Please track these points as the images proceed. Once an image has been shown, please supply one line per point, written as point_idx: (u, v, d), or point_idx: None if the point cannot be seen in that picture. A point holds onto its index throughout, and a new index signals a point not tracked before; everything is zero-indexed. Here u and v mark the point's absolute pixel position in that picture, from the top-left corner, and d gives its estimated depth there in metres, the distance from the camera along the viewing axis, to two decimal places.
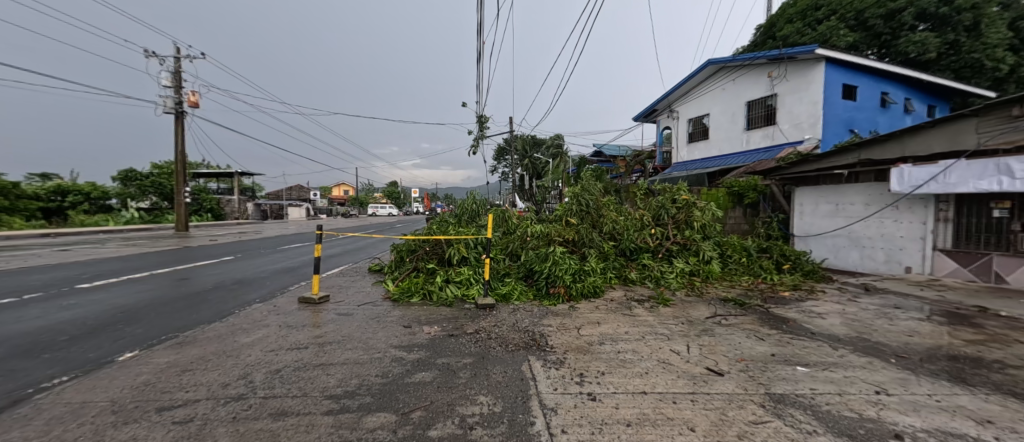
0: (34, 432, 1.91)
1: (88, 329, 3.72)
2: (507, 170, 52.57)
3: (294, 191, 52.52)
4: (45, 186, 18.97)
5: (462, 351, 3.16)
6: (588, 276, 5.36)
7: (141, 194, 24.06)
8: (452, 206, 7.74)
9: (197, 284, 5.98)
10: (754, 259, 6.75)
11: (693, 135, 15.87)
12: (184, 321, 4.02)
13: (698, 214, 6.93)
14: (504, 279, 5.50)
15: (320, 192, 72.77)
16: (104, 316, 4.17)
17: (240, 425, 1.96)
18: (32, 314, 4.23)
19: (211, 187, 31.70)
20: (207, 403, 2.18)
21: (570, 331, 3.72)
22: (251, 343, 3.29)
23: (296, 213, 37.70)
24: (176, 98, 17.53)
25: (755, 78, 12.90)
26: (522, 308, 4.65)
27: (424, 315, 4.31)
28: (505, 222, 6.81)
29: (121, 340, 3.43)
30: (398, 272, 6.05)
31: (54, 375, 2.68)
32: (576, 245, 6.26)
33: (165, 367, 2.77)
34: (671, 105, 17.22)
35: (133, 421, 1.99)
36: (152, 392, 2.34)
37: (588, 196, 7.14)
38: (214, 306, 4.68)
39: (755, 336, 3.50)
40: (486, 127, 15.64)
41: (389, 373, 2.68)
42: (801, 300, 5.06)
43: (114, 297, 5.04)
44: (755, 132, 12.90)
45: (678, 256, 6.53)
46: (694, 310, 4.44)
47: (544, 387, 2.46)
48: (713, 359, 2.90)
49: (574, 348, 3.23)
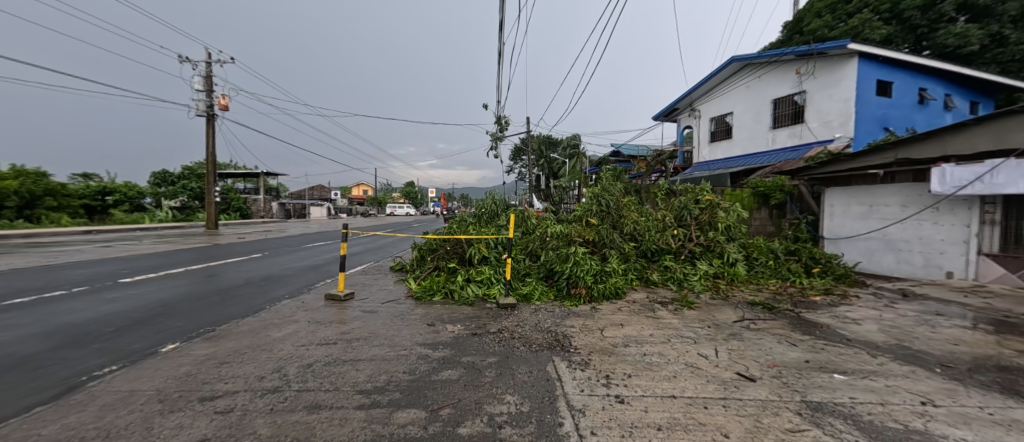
0: (88, 418, 2.03)
1: (133, 321, 3.96)
2: (522, 169, 53.13)
3: (317, 191, 54.19)
4: (89, 186, 20.18)
5: (485, 350, 3.18)
6: (610, 276, 5.31)
7: (174, 194, 25.21)
8: (471, 206, 7.82)
9: (228, 281, 6.21)
10: (781, 262, 6.54)
11: (716, 135, 15.49)
12: (219, 315, 4.20)
13: (722, 215, 6.77)
14: (524, 279, 5.53)
15: (342, 192, 74.96)
16: (144, 310, 4.38)
17: (277, 417, 2.03)
18: (80, 306, 4.50)
19: (238, 187, 33.08)
20: (245, 395, 2.27)
21: (593, 332, 3.70)
22: (282, 337, 3.40)
23: (318, 212, 39.04)
24: (207, 101, 18.29)
25: (782, 75, 12.49)
26: (543, 308, 4.64)
27: (446, 314, 4.36)
28: (524, 222, 6.86)
29: (162, 332, 3.60)
30: (420, 270, 6.16)
31: (103, 363, 2.84)
32: (596, 246, 6.22)
33: (204, 358, 2.89)
34: (692, 103, 16.86)
35: (178, 410, 2.09)
36: (193, 382, 2.45)
37: (608, 196, 7.08)
38: (246, 302, 4.86)
39: (787, 341, 3.39)
40: (504, 127, 15.63)
41: (416, 370, 2.72)
42: (834, 304, 4.88)
43: (153, 292, 5.28)
44: (782, 131, 12.48)
45: (701, 258, 6.38)
46: (720, 313, 4.35)
47: (570, 388, 2.45)
48: (744, 364, 2.82)
49: (598, 349, 3.21)
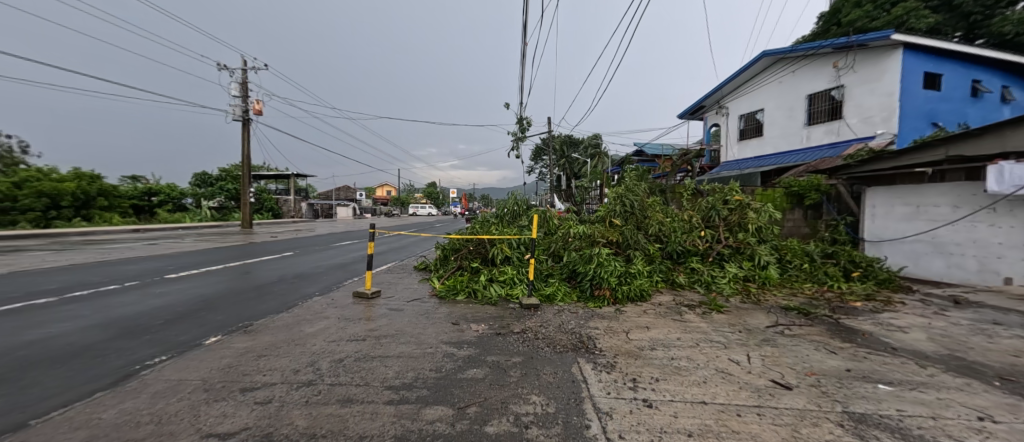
0: (142, 404, 2.18)
1: (179, 314, 4.21)
2: (543, 169, 53.00)
3: (343, 192, 55.96)
4: (137, 188, 21.61)
5: (509, 350, 3.19)
6: (635, 278, 5.21)
7: (213, 195, 26.66)
8: (493, 207, 7.87)
9: (262, 277, 6.50)
10: (817, 265, 6.24)
11: (745, 132, 14.94)
12: (255, 311, 4.40)
13: (753, 216, 6.52)
14: (547, 280, 5.51)
15: (366, 192, 77.07)
16: (188, 304, 4.66)
17: (312, 409, 2.11)
18: (131, 299, 4.83)
19: (270, 188, 34.62)
20: (282, 387, 2.37)
21: (618, 334, 3.64)
22: (314, 333, 3.53)
23: (344, 212, 40.31)
24: (243, 106, 19.22)
25: (818, 69, 11.90)
26: (567, 310, 4.62)
27: (470, 313, 4.41)
28: (547, 222, 6.86)
29: (205, 325, 3.81)
30: (443, 270, 6.25)
31: (154, 354, 3.04)
32: (620, 247, 6.12)
33: (243, 351, 3.04)
34: (720, 100, 16.33)
35: (222, 400, 2.21)
36: (235, 374, 2.59)
37: (632, 196, 6.95)
38: (280, 298, 5.08)
39: (825, 348, 3.24)
40: (525, 127, 15.63)
41: (442, 368, 2.76)
42: (876, 311, 4.60)
43: (195, 287, 5.60)
44: (818, 128, 11.90)
45: (730, 260, 6.16)
46: (752, 318, 4.19)
47: (596, 390, 2.43)
48: (779, 372, 2.71)
49: (623, 351, 3.16)
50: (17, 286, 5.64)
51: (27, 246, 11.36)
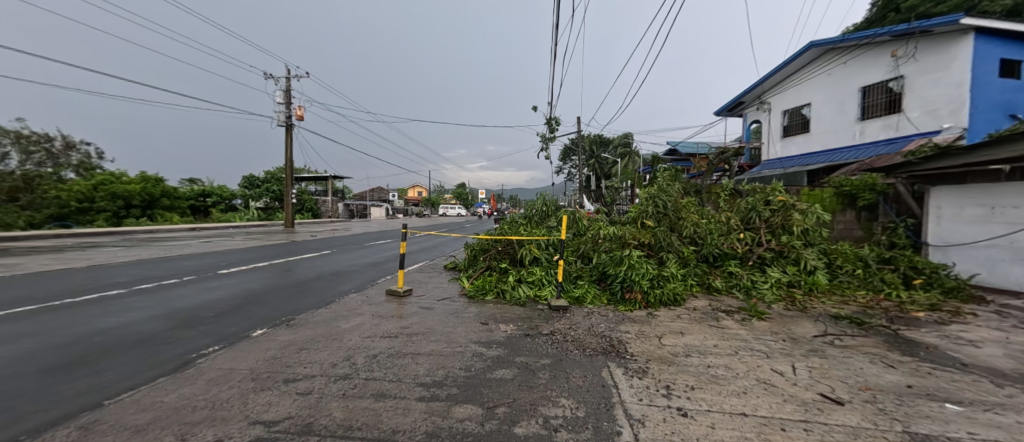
0: (198, 389, 2.36)
1: (230, 307, 4.54)
2: (572, 169, 52.52)
3: (377, 193, 58.08)
4: (194, 189, 23.47)
5: (538, 351, 3.18)
6: (668, 281, 5.03)
7: (259, 196, 28.46)
8: (521, 207, 7.90)
9: (303, 274, 6.87)
10: (872, 271, 5.76)
11: (789, 129, 14.08)
12: (297, 306, 4.66)
13: (798, 217, 6.12)
14: (576, 281, 5.45)
15: (398, 193, 79.54)
16: (238, 298, 5.00)
17: (349, 402, 2.20)
18: (189, 293, 5.27)
19: (311, 189, 36.55)
20: (321, 379, 2.49)
21: (650, 339, 3.53)
22: (350, 329, 3.67)
23: (378, 212, 41.81)
24: (287, 112, 20.40)
25: (873, 59, 11.02)
26: (596, 312, 4.54)
27: (499, 313, 4.43)
28: (576, 223, 6.82)
29: (252, 318, 4.08)
30: (472, 270, 6.32)
31: (208, 343, 3.29)
32: (652, 249, 5.93)
33: (286, 344, 3.22)
34: (762, 95, 15.49)
35: (267, 389, 2.35)
36: (279, 365, 2.75)
37: (666, 197, 6.71)
38: (319, 294, 5.34)
39: (881, 361, 2.98)
40: (554, 128, 15.54)
41: (471, 367, 2.79)
42: (942, 322, 4.18)
43: (243, 282, 6.01)
44: (873, 122, 11.01)
45: (773, 265, 5.81)
46: (797, 326, 3.93)
47: (627, 396, 2.37)
48: (828, 385, 2.53)
49: (656, 357, 3.06)
50: (95, 278, 6.29)
51: (103, 242, 12.65)
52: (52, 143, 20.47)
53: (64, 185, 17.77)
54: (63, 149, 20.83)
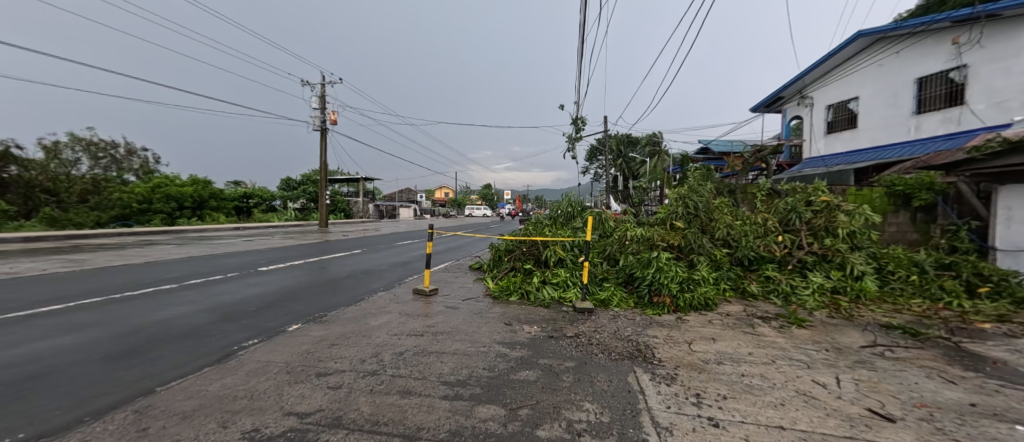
0: (239, 380, 2.51)
1: (269, 302, 4.80)
2: (599, 169, 51.72)
3: (406, 194, 59.62)
4: (238, 191, 25.00)
5: (562, 354, 3.15)
6: (699, 285, 4.84)
7: (296, 197, 29.91)
8: (547, 208, 7.87)
9: (335, 273, 7.15)
10: (929, 278, 5.30)
11: (834, 125, 13.23)
12: (329, 303, 4.85)
13: (843, 219, 5.72)
14: (602, 284, 5.36)
15: (426, 194, 81.30)
16: (275, 294, 5.28)
17: (376, 398, 2.26)
18: (232, 288, 5.61)
19: (343, 190, 38.03)
20: (351, 375, 2.57)
21: (679, 345, 3.41)
22: (379, 326, 3.78)
23: (406, 213, 42.89)
24: (321, 117, 21.32)
25: (929, 48, 10.19)
26: (622, 315, 4.44)
27: (523, 315, 4.42)
28: (602, 224, 6.72)
29: (288, 314, 4.28)
30: (497, 270, 6.35)
31: (248, 337, 3.48)
32: (682, 251, 5.74)
33: (319, 339, 3.36)
34: (803, 89, 14.65)
35: (301, 382, 2.46)
36: (312, 359, 2.87)
37: (697, 197, 6.45)
38: (349, 292, 5.54)
39: (940, 376, 2.73)
40: (580, 128, 15.36)
41: (495, 368, 2.80)
42: (1013, 335, 3.78)
43: (281, 279, 6.34)
44: (930, 116, 10.17)
45: (815, 269, 5.45)
46: (842, 336, 3.67)
47: (654, 403, 2.29)
48: (877, 400, 2.34)
49: (686, 364, 2.95)
50: (151, 273, 6.82)
51: (159, 240, 13.69)
52: (116, 150, 22.41)
53: (126, 188, 19.42)
54: (126, 154, 22.77)
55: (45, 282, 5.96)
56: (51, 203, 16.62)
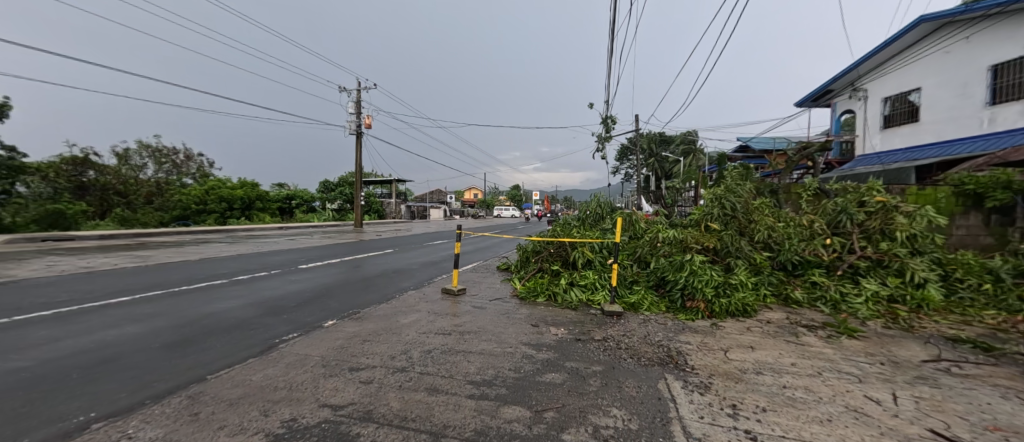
0: (279, 371, 2.66)
1: (307, 298, 5.06)
2: (631, 169, 50.51)
3: (436, 195, 60.98)
4: (281, 193, 26.53)
5: (589, 357, 3.10)
6: (736, 290, 4.60)
7: (334, 198, 31.37)
8: (575, 209, 7.78)
9: (368, 271, 7.41)
10: (1006, 288, 4.75)
11: (891, 119, 12.18)
12: (362, 300, 5.04)
13: (903, 221, 5.23)
14: (632, 287, 5.22)
15: (456, 195, 82.71)
16: (313, 291, 5.56)
17: (405, 394, 2.31)
18: (275, 284, 5.97)
19: (377, 192, 39.46)
20: (381, 370, 2.66)
21: (714, 352, 3.26)
22: (408, 324, 3.88)
23: (436, 213, 43.82)
24: (357, 122, 22.21)
25: (1006, 32, 9.19)
26: (653, 320, 4.30)
27: (550, 316, 4.39)
28: (632, 226, 6.57)
29: (325, 310, 4.49)
30: (524, 271, 6.34)
31: (288, 331, 3.68)
32: (718, 254, 5.48)
33: (352, 335, 3.50)
34: (855, 81, 13.59)
35: (334, 376, 2.57)
36: (346, 354, 2.99)
37: (734, 197, 6.09)
38: (381, 290, 5.73)
39: (1019, 397, 2.43)
40: (610, 127, 15.06)
41: (521, 369, 2.79)
42: None
43: (318, 277, 6.66)
44: (1007, 108, 9.15)
45: (868, 276, 5.03)
46: (900, 348, 3.36)
47: (686, 412, 2.20)
48: (940, 420, 2.13)
49: (721, 372, 2.81)
50: (205, 269, 7.38)
51: (212, 239, 14.77)
52: (177, 155, 24.45)
53: (185, 190, 21.14)
54: (185, 159, 24.79)
55: (116, 276, 6.60)
56: (122, 204, 18.39)
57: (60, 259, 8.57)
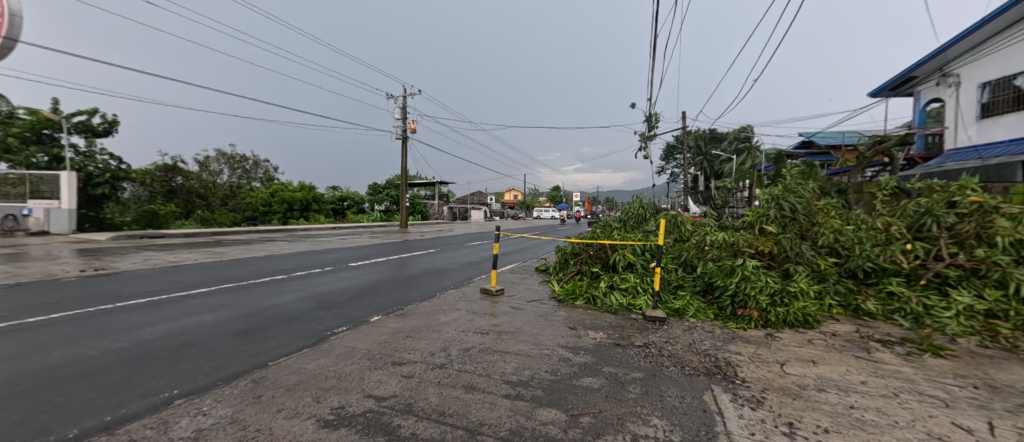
0: (330, 362, 2.85)
1: (356, 294, 5.38)
2: (678, 169, 48.17)
3: (477, 197, 62.11)
4: (335, 195, 28.38)
5: (629, 363, 3.00)
6: (795, 299, 4.23)
7: (382, 200, 33.04)
8: (616, 211, 7.57)
9: (412, 270, 7.72)
10: None
11: (991, 107, 10.59)
12: (405, 297, 5.26)
13: (1007, 224, 4.49)
14: (676, 292, 4.99)
15: (496, 196, 83.79)
16: (362, 288, 5.90)
17: (443, 390, 2.38)
18: (329, 280, 6.41)
19: (421, 194, 40.97)
20: (422, 366, 2.76)
21: (768, 364, 3.03)
22: (448, 322, 4.00)
23: (477, 215, 44.63)
24: (403, 127, 23.22)
25: None
26: (699, 327, 4.07)
27: (589, 320, 4.30)
28: (677, 228, 6.28)
29: (371, 306, 4.75)
30: (563, 273, 6.27)
31: (338, 324, 3.93)
32: (775, 259, 5.07)
33: (395, 330, 3.67)
34: (945, 65, 11.98)
35: (379, 369, 2.70)
36: (390, 348, 3.14)
37: (795, 198, 5.59)
38: (423, 288, 5.95)
39: None
40: (654, 126, 14.50)
41: (557, 371, 2.77)
42: None
43: (366, 274, 7.04)
44: None
45: (961, 287, 4.37)
46: (1000, 371, 2.90)
47: (735, 427, 2.06)
48: None
49: (776, 387, 2.60)
50: (269, 266, 8.09)
51: (275, 237, 16.16)
52: (247, 162, 27.03)
53: (253, 194, 23.32)
54: (254, 165, 27.36)
55: (196, 270, 7.43)
56: (203, 206, 20.65)
57: (153, 255, 9.81)
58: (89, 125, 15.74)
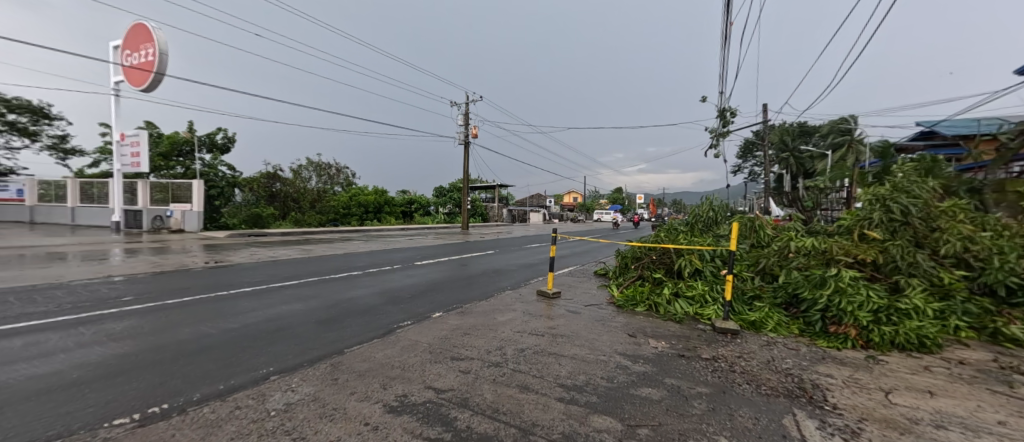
0: (395, 352, 3.08)
1: (421, 292, 5.71)
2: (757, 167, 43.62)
3: (536, 199, 62.40)
4: (404, 198, 30.51)
5: (694, 377, 2.80)
6: (906, 317, 3.59)
7: (445, 203, 34.78)
8: (683, 213, 7.10)
9: (471, 270, 8.00)
10: None
11: None
12: (465, 296, 5.46)
13: None
14: (752, 303, 4.55)
15: (555, 198, 83.37)
16: (426, 285, 6.26)
17: (498, 388, 2.44)
18: (397, 278, 6.90)
19: (482, 197, 42.25)
20: (478, 363, 2.85)
21: (867, 391, 2.61)
22: (504, 322, 4.08)
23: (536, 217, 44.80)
24: (465, 132, 24.21)
25: None
26: (780, 343, 3.65)
27: (650, 327, 4.10)
28: (754, 233, 5.72)
29: (433, 303, 5.00)
30: (623, 278, 6.04)
31: (404, 318, 4.21)
32: (879, 270, 4.35)
33: (455, 327, 3.85)
34: None
35: (439, 363, 2.85)
36: (449, 344, 3.29)
37: (906, 197, 4.77)
38: (482, 288, 6.12)
39: None
40: (728, 120, 13.32)
41: (614, 379, 2.67)
42: None
43: (430, 273, 7.47)
44: None
45: None
46: None
47: None
48: None
49: (876, 418, 2.23)
50: (347, 262, 8.95)
51: (353, 237, 17.85)
52: (331, 169, 30.26)
53: (336, 197, 26.06)
54: (337, 172, 30.54)
55: (290, 264, 8.50)
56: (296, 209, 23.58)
57: (258, 250, 11.44)
58: (213, 142, 18.96)
